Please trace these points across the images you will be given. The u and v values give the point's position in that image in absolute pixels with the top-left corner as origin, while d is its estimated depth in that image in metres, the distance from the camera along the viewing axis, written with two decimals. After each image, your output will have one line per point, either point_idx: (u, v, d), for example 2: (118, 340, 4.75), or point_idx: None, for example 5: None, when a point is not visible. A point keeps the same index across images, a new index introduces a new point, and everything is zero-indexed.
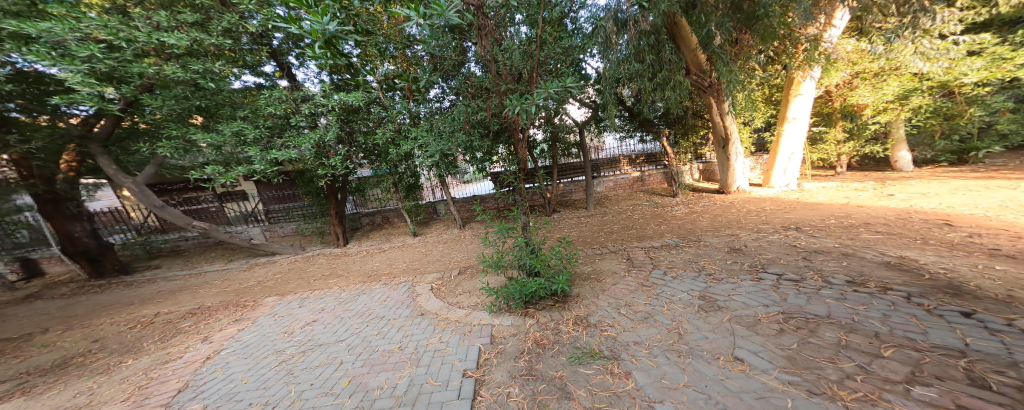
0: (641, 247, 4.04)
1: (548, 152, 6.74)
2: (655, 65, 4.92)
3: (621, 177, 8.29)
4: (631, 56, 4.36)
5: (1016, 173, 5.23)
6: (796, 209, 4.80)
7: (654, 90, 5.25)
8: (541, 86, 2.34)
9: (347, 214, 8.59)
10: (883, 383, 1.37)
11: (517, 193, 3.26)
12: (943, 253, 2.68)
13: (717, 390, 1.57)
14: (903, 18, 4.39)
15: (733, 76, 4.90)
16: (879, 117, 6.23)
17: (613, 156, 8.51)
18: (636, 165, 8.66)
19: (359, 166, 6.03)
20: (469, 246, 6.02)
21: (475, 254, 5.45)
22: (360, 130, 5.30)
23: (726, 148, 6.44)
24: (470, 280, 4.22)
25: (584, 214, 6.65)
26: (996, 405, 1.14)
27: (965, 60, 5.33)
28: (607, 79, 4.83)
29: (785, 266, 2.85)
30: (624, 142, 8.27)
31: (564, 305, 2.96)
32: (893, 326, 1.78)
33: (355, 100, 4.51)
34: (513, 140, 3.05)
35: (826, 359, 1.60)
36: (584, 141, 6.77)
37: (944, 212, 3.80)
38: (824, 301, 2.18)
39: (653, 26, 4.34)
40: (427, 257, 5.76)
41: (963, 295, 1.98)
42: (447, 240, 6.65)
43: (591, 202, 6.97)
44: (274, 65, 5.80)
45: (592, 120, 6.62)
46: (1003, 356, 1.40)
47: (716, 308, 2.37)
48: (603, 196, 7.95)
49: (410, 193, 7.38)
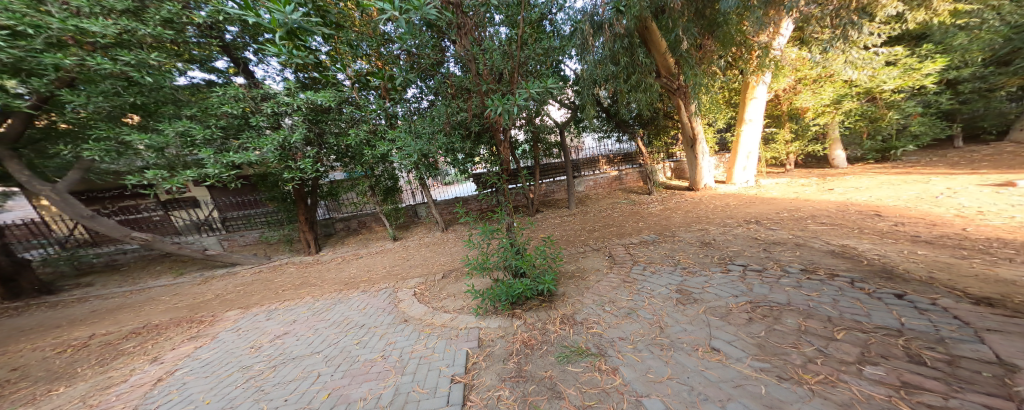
0: (621, 244, 4.20)
1: (530, 153, 6.83)
2: (629, 67, 5.09)
3: (600, 176, 8.54)
4: (607, 59, 4.46)
5: (926, 169, 6.11)
6: (755, 203, 5.24)
7: (628, 92, 5.46)
8: (523, 89, 2.34)
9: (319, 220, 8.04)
10: (839, 365, 1.57)
11: (502, 195, 3.26)
12: (876, 241, 3.07)
13: (699, 381, 1.71)
14: (836, 30, 4.89)
15: (699, 80, 5.19)
16: (818, 119, 6.93)
17: (592, 156, 8.72)
18: (614, 165, 8.95)
19: (331, 169, 5.65)
20: (452, 249, 5.91)
21: (459, 257, 5.38)
22: (328, 131, 4.97)
23: (694, 147, 6.83)
24: (455, 284, 4.16)
25: (565, 214, 6.78)
26: (931, 379, 1.36)
27: (885, 70, 6.08)
28: (585, 81, 4.94)
29: (749, 257, 3.12)
30: (602, 142, 8.53)
31: (550, 305, 3.01)
32: (843, 310, 2.03)
33: (323, 99, 4.20)
34: (496, 142, 3.02)
35: (791, 345, 1.80)
36: (564, 142, 6.85)
37: (874, 204, 4.33)
38: (784, 289, 2.41)
39: (626, 29, 4.45)
40: (408, 261, 5.59)
41: (895, 279, 2.31)
42: (428, 244, 6.48)
43: (572, 201, 7.10)
44: (227, 60, 5.28)
45: (572, 120, 6.69)
46: (932, 333, 1.66)
47: (692, 300, 2.54)
48: (584, 196, 8.16)
49: (389, 196, 7.09)
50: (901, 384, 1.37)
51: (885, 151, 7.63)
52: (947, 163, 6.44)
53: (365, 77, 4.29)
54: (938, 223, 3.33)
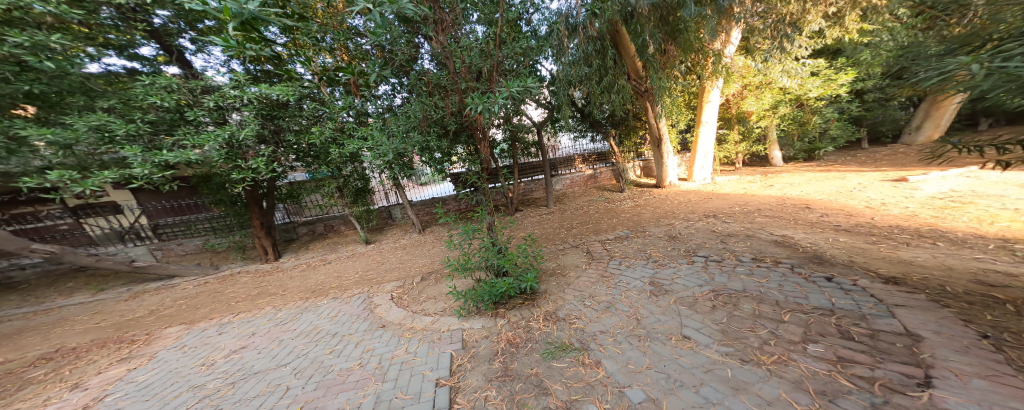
0: (598, 241, 4.41)
1: (508, 152, 6.89)
2: (601, 69, 5.35)
3: (577, 175, 8.84)
4: (580, 60, 4.57)
5: (844, 167, 7.15)
6: (712, 199, 5.78)
7: (601, 93, 5.68)
8: (504, 87, 2.33)
9: (276, 225, 7.49)
10: (789, 345, 1.98)
11: (484, 194, 3.26)
12: (808, 231, 3.73)
13: (675, 368, 1.98)
14: (774, 41, 5.51)
15: (662, 83, 5.56)
16: (760, 122, 7.73)
17: (568, 155, 9.01)
18: (590, 163, 9.34)
19: (291, 168, 5.22)
20: (430, 249, 5.78)
21: (439, 258, 5.26)
22: (285, 127, 4.64)
23: (660, 147, 7.30)
24: (435, 286, 4.07)
25: (543, 212, 6.92)
26: (859, 352, 1.81)
27: (810, 80, 6.88)
28: (561, 81, 5.06)
29: (710, 249, 3.50)
30: (577, 142, 8.78)
31: (532, 302, 3.10)
32: (787, 294, 2.53)
33: (278, 93, 3.93)
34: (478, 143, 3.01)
35: (749, 329, 2.20)
36: (542, 141, 6.98)
37: (806, 198, 5.05)
38: (740, 277, 2.86)
39: (599, 33, 4.57)
40: (382, 264, 5.37)
41: (824, 263, 2.93)
42: (404, 246, 6.26)
43: (550, 199, 7.27)
44: (156, 47, 4.79)
45: (549, 120, 6.81)
46: (856, 311, 2.20)
47: (664, 292, 2.83)
48: (562, 194, 8.43)
49: (359, 198, 6.71)
50: (837, 358, 1.80)
51: (810, 151, 8.74)
52: (857, 161, 7.67)
53: (327, 70, 3.99)
54: (853, 213, 4.21)
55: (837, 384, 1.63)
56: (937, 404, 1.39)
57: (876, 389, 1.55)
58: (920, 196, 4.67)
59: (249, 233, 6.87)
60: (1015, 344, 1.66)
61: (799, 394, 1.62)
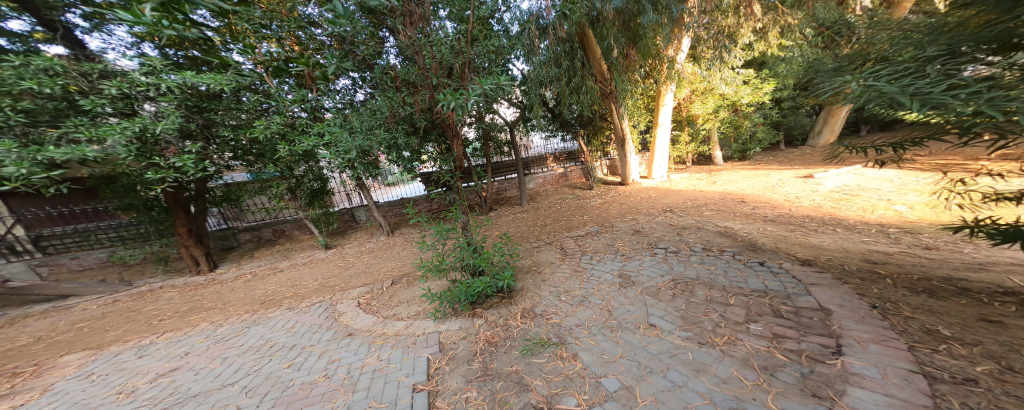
0: (571, 237, 4.61)
1: (481, 151, 7.00)
2: (571, 71, 5.78)
3: (549, 173, 9.14)
4: (550, 60, 4.94)
5: (770, 166, 8.31)
6: (668, 195, 6.34)
7: (571, 94, 6.11)
8: (475, 83, 2.24)
9: (211, 232, 7.09)
10: (735, 326, 2.33)
11: (456, 193, 3.17)
12: (746, 222, 4.33)
13: (644, 355, 2.18)
14: (715, 52, 6.21)
15: (626, 86, 6.15)
16: (705, 124, 8.62)
17: (540, 154, 9.30)
18: (560, 162, 9.62)
19: (227, 167, 4.98)
20: (400, 252, 5.56)
21: (410, 260, 5.08)
22: (218, 121, 4.33)
23: (623, 146, 7.75)
24: (406, 289, 3.92)
25: (517, 211, 7.05)
26: (789, 328, 2.21)
27: (743, 87, 7.85)
28: (533, 81, 5.27)
29: (669, 241, 3.89)
30: (548, 141, 9.08)
31: (510, 300, 3.16)
32: (731, 278, 2.94)
33: (212, 83, 3.83)
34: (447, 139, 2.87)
35: (704, 313, 2.52)
36: (514, 140, 7.11)
37: (741, 193, 5.81)
38: (693, 265, 3.25)
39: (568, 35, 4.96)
40: (346, 270, 5.05)
41: (759, 249, 3.45)
42: (371, 250, 6.03)
43: (524, 198, 7.44)
44: (31, 22, 4.05)
45: (521, 120, 6.96)
46: (784, 290, 2.65)
47: (631, 283, 3.11)
48: (535, 192, 8.67)
49: (316, 200, 6.44)
50: (772, 334, 2.18)
51: (743, 151, 10.02)
52: (777, 160, 8.99)
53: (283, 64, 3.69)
54: (777, 206, 4.97)
55: (775, 358, 1.97)
56: (847, 369, 1.77)
57: (803, 360, 1.91)
58: (823, 190, 5.65)
59: (170, 242, 5.92)
60: (894, 311, 2.19)
61: (747, 371, 1.92)
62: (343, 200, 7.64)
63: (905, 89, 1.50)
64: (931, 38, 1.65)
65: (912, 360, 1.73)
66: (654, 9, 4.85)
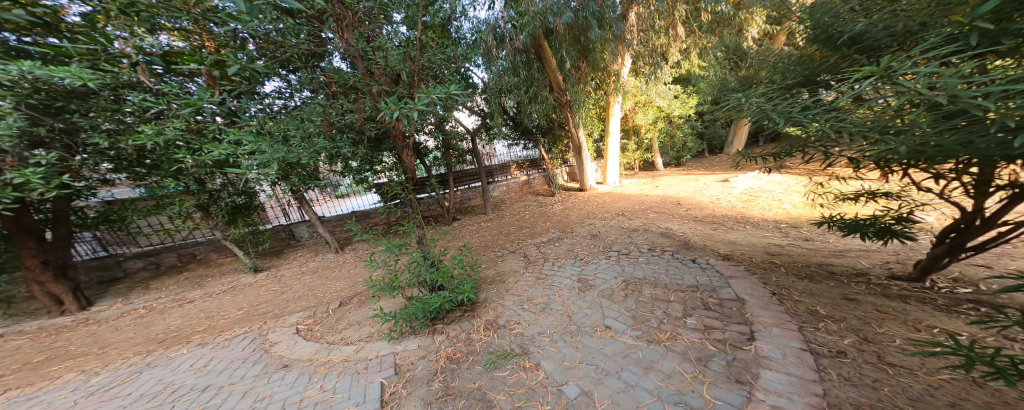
0: (533, 244, 4.77)
1: (441, 160, 7.30)
2: (528, 81, 6.23)
3: (512, 181, 9.44)
4: (508, 70, 5.66)
5: (700, 171, 9.53)
6: (619, 199, 6.90)
7: (529, 103, 6.54)
8: (424, 92, 2.11)
9: (78, 262, 6.00)
10: (676, 321, 2.61)
11: (410, 205, 3.03)
12: (682, 222, 4.91)
13: (601, 358, 2.32)
14: (651, 69, 6.97)
15: (579, 96, 6.62)
16: (648, 133, 9.55)
17: (504, 162, 9.57)
18: (523, 169, 9.94)
19: (103, 181, 4.49)
20: (349, 272, 5.11)
21: (360, 279, 4.68)
22: (83, 125, 3.58)
23: (580, 154, 8.24)
24: (357, 310, 3.62)
25: (482, 220, 7.15)
26: (716, 319, 2.54)
27: (677, 101, 8.80)
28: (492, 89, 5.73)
29: (620, 243, 4.23)
30: (511, 149, 9.20)
31: (472, 313, 3.11)
32: (670, 276, 3.30)
33: (70, 78, 3.15)
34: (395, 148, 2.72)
35: (650, 311, 2.78)
36: (476, 148, 7.23)
37: (677, 196, 6.58)
38: (641, 266, 3.57)
39: (523, 46, 5.70)
40: (281, 295, 4.53)
41: (692, 247, 3.94)
42: (316, 270, 5.54)
43: (488, 206, 7.62)
44: None
45: (481, 127, 7.10)
46: (712, 284, 3.05)
47: (588, 287, 3.29)
48: (499, 201, 8.91)
49: (238, 217, 5.85)
50: (704, 327, 2.48)
51: (678, 158, 11.34)
52: (704, 166, 10.37)
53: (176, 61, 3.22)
54: (704, 206, 5.74)
55: (707, 349, 2.25)
56: (759, 353, 2.10)
57: (728, 349, 2.21)
58: (737, 192, 6.67)
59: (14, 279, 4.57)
60: (787, 296, 2.68)
61: (686, 364, 2.15)
62: (279, 217, 7.20)
63: (778, 107, 1.86)
64: (817, 72, 1.98)
65: (802, 339, 2.12)
66: (600, 25, 5.48)
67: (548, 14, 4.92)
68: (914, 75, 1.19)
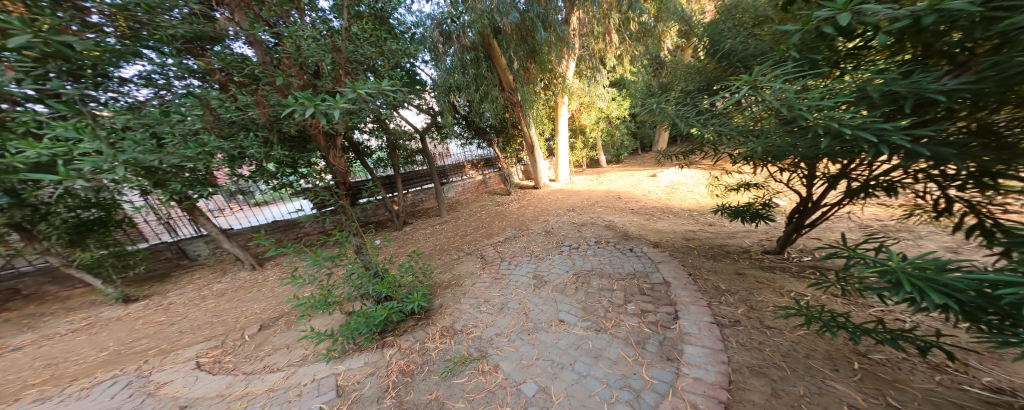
0: (490, 245, 4.87)
1: (386, 161, 7.36)
2: (478, 80, 6.63)
3: (467, 181, 9.77)
4: (457, 68, 6.08)
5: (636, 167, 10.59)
6: (570, 196, 7.34)
7: (481, 101, 6.95)
8: (350, 85, 1.82)
9: None
10: (619, 308, 2.87)
11: (345, 214, 2.83)
12: (623, 214, 5.44)
13: (556, 352, 2.42)
14: (593, 72, 7.47)
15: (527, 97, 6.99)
16: (592, 133, 10.29)
17: (457, 162, 9.84)
18: (478, 169, 10.53)
19: None
20: (270, 293, 4.47)
21: (284, 299, 4.17)
22: None
23: (532, 153, 8.65)
24: (284, 332, 3.20)
25: (437, 223, 7.12)
26: (648, 302, 2.89)
27: (616, 103, 9.60)
28: (440, 87, 6.14)
29: (570, 237, 4.53)
30: (465, 149, 9.65)
31: (427, 320, 2.98)
32: (611, 265, 3.61)
33: None
34: (318, 147, 2.69)
35: (597, 301, 3.01)
36: (427, 148, 7.02)
37: (618, 191, 7.23)
38: (588, 258, 3.85)
39: (472, 44, 6.12)
40: (168, 328, 3.78)
41: (629, 237, 4.37)
42: (224, 293, 4.81)
43: (442, 208, 7.68)
44: None
45: (431, 126, 6.96)
46: (642, 271, 3.43)
47: (543, 283, 3.43)
48: (454, 201, 9.15)
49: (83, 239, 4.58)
50: (639, 310, 2.79)
51: (618, 156, 12.43)
52: (639, 163, 11.57)
53: None
54: (640, 199, 6.41)
55: (644, 332, 2.52)
56: (683, 330, 2.44)
57: (659, 329, 2.52)
58: (665, 185, 7.60)
59: None
60: (699, 276, 3.21)
61: (628, 348, 2.38)
62: (162, 234, 6.04)
63: (676, 113, 2.45)
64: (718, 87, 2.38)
65: (712, 314, 2.55)
66: (544, 27, 5.78)
67: (496, 13, 5.37)
68: (780, 94, 1.51)
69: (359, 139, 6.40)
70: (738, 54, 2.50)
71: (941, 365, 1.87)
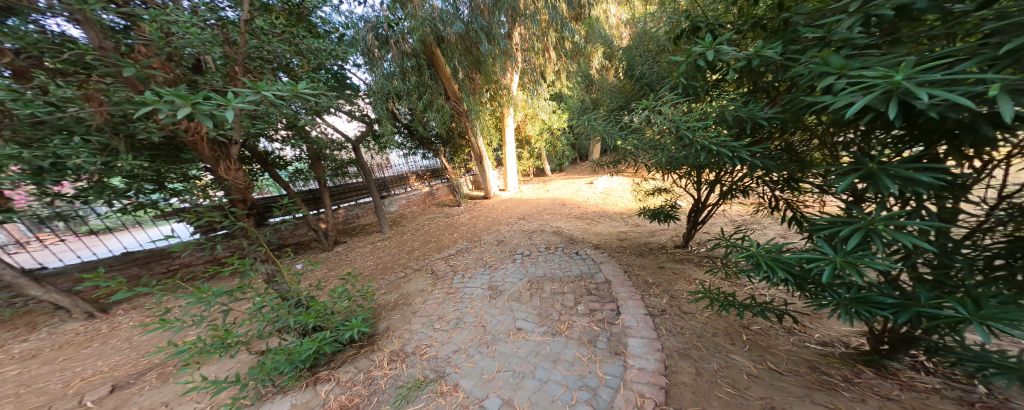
0: (441, 259, 4.68)
1: (303, 172, 6.70)
2: (421, 87, 6.53)
3: (412, 194, 9.34)
4: (396, 75, 5.88)
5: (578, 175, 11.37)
6: (520, 204, 7.53)
7: (424, 110, 6.92)
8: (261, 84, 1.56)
9: None
10: (569, 309, 3.02)
11: (246, 238, 2.44)
12: (568, 219, 5.79)
13: (517, 362, 2.41)
14: (536, 86, 7.83)
15: (473, 107, 7.16)
16: (537, 143, 10.76)
17: (400, 174, 9.44)
18: (424, 180, 10.30)
19: None
20: (121, 345, 3.58)
21: (147, 350, 3.35)
22: None
23: (481, 162, 8.78)
24: (152, 392, 2.54)
25: (378, 239, 6.68)
26: (591, 300, 3.12)
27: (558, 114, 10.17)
28: (378, 93, 5.75)
29: (522, 245, 4.65)
30: (409, 158, 9.45)
31: (372, 346, 2.69)
32: (558, 269, 3.79)
33: None
34: (199, 157, 2.33)
35: (551, 305, 3.11)
36: (360, 158, 6.61)
37: (563, 198, 7.66)
38: (539, 264, 3.97)
39: (413, 51, 5.97)
40: None
41: (574, 241, 4.66)
42: (38, 354, 3.62)
43: (383, 223, 7.13)
44: None
45: (366, 135, 6.62)
46: (583, 272, 3.67)
47: (499, 293, 3.41)
48: (398, 216, 8.66)
49: None
50: (585, 310, 2.97)
51: (563, 164, 13.17)
52: (581, 171, 12.45)
53: None
54: (583, 205, 6.89)
55: (594, 330, 2.68)
56: (624, 324, 2.67)
57: (604, 325, 2.72)
58: (602, 191, 8.33)
59: None
60: (632, 272, 3.60)
61: (582, 348, 2.50)
62: None
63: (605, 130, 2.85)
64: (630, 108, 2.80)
65: (644, 305, 2.88)
66: (488, 39, 5.88)
67: (438, 22, 5.32)
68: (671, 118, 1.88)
69: (268, 149, 5.64)
70: (647, 78, 3.01)
71: (794, 330, 2.52)
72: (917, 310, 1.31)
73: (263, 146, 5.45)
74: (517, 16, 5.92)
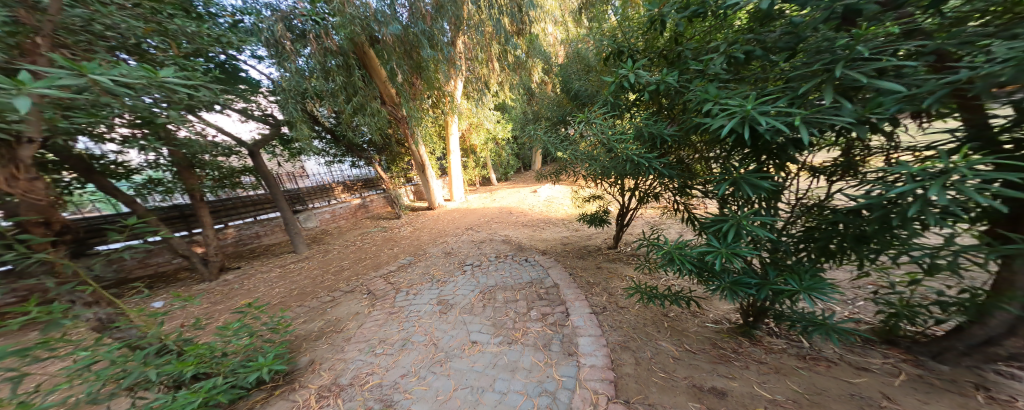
0: (380, 276, 4.24)
1: (160, 186, 5.23)
2: (350, 88, 5.91)
3: (338, 207, 8.41)
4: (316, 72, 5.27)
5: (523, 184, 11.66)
6: (465, 214, 7.36)
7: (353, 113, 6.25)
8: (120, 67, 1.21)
9: None
10: (522, 316, 2.99)
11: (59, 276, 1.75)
12: (516, 228, 5.86)
13: (474, 377, 2.26)
14: (480, 95, 7.82)
15: (414, 113, 6.78)
16: (481, 152, 10.73)
17: (320, 183, 8.40)
18: (354, 191, 9.35)
19: None
20: None
21: None
22: None
23: (423, 172, 8.32)
24: None
25: (294, 260, 5.73)
26: (542, 304, 3.16)
27: (503, 124, 10.31)
28: (291, 91, 4.95)
29: (470, 255, 4.52)
30: (333, 167, 8.58)
31: (293, 384, 2.25)
32: (507, 278, 3.74)
33: None
34: None
35: (504, 314, 3.03)
36: (259, 165, 5.76)
37: (509, 206, 7.72)
38: (490, 274, 3.87)
39: (342, 49, 5.40)
40: None
41: (523, 248, 4.70)
42: None
43: (299, 241, 6.18)
44: None
45: (269, 138, 5.82)
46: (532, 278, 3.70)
47: (450, 307, 3.21)
48: (319, 232, 7.65)
49: None
50: (537, 315, 2.98)
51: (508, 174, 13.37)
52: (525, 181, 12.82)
53: None
54: (529, 213, 7.03)
55: (548, 334, 2.69)
56: (574, 323, 2.75)
57: (557, 328, 2.76)
58: (545, 199, 8.68)
59: None
60: (576, 274, 3.76)
61: (538, 352, 2.48)
62: None
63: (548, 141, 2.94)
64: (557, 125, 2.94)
65: (589, 304, 3.02)
66: (431, 45, 5.69)
67: (373, 22, 4.95)
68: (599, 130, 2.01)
69: (94, 150, 4.06)
70: (581, 94, 3.27)
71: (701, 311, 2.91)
72: (769, 287, 1.60)
73: (87, 147, 3.93)
74: (462, 25, 5.87)
